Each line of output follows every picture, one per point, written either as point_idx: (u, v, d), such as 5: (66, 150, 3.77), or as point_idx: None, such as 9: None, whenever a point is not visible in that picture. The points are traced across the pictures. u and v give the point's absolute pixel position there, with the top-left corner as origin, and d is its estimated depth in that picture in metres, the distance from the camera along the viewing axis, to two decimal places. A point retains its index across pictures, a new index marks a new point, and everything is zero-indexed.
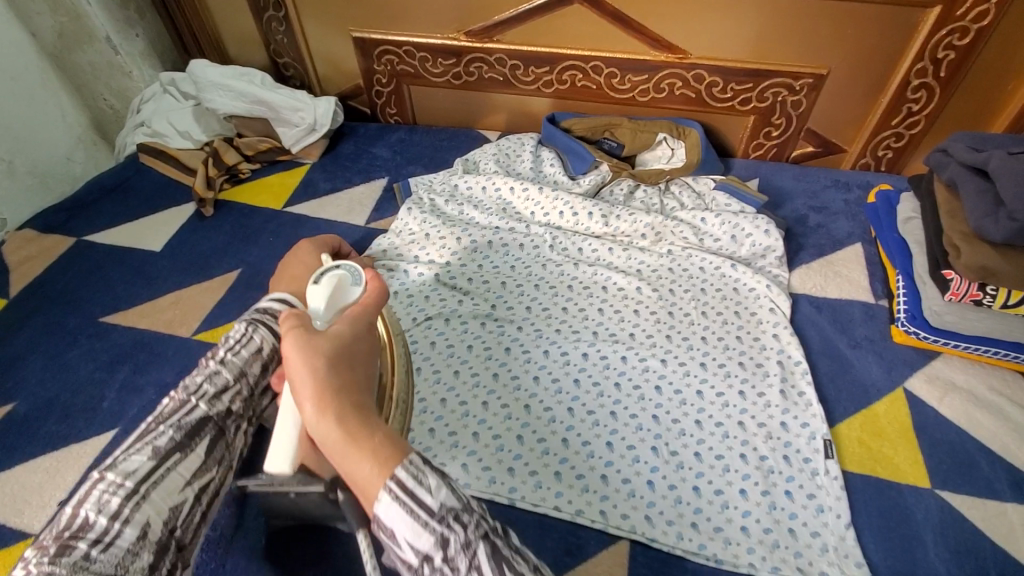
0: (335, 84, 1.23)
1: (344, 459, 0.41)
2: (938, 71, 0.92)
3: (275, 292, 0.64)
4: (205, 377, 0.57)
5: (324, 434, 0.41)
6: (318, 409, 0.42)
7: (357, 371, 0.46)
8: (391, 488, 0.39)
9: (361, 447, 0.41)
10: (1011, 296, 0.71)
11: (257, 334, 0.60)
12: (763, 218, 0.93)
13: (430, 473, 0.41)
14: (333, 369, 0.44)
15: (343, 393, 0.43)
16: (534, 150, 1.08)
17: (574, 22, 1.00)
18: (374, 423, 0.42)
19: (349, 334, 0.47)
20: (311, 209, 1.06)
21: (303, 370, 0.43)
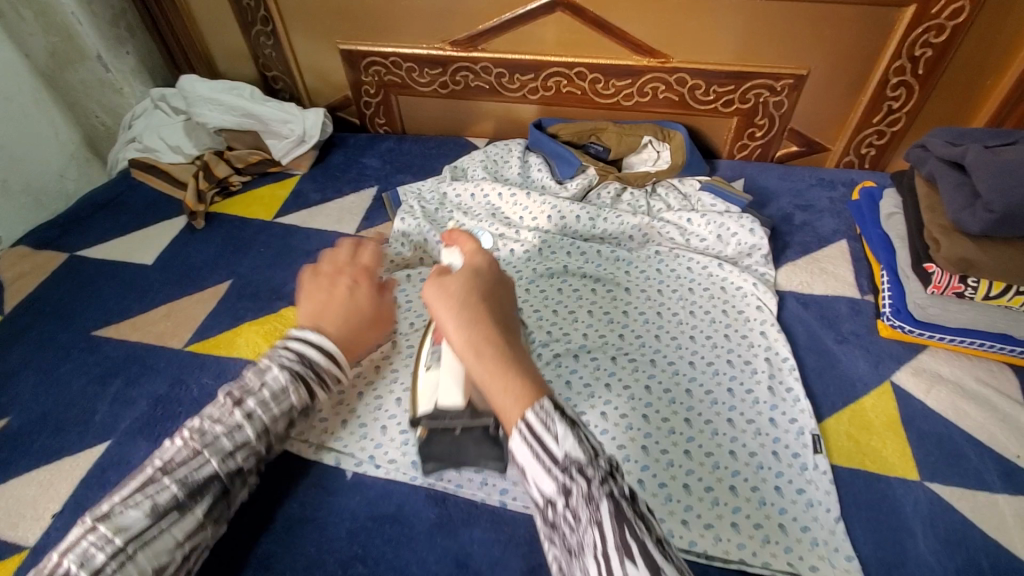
0: (324, 96, 1.25)
1: (496, 388, 0.43)
2: (916, 68, 0.94)
3: (321, 345, 0.63)
4: (227, 433, 0.57)
5: (475, 365, 0.45)
6: (470, 347, 0.45)
7: (499, 310, 0.49)
8: (523, 428, 0.41)
9: (508, 373, 0.43)
10: (992, 287, 0.72)
11: (294, 393, 0.61)
12: (748, 217, 0.94)
13: (558, 421, 0.41)
14: (475, 310, 0.48)
15: (489, 326, 0.46)
16: (522, 155, 1.09)
17: (557, 29, 1.02)
18: (520, 355, 0.45)
19: (480, 281, 0.51)
20: (301, 220, 1.07)
21: (450, 318, 0.47)
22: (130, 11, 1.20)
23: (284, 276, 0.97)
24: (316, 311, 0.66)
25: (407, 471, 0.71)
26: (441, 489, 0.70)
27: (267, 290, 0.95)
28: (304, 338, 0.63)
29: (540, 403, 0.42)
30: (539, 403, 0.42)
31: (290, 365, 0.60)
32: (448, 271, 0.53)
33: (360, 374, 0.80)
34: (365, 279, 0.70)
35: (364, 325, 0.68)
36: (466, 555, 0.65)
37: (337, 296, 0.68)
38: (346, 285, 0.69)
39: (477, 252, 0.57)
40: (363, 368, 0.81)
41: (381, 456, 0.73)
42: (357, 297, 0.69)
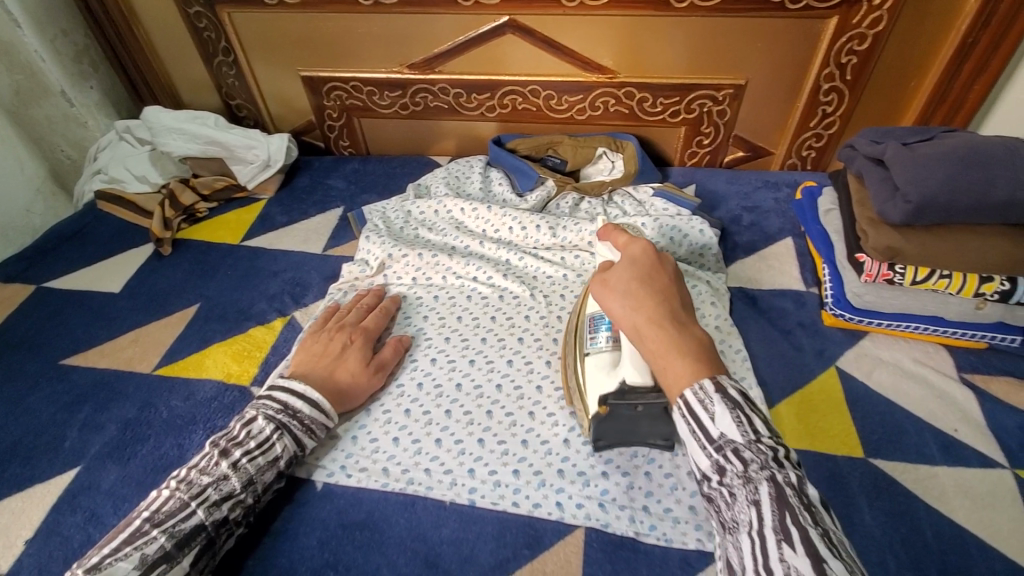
0: (289, 121, 1.28)
1: (663, 358, 0.57)
2: (844, 74, 1.01)
3: (300, 397, 0.72)
4: (213, 484, 0.64)
5: (647, 339, 0.58)
6: (647, 327, 0.58)
7: (664, 296, 0.61)
8: (684, 403, 0.54)
9: (672, 352, 0.56)
10: (918, 272, 0.77)
11: (278, 443, 0.68)
12: (698, 218, 0.99)
13: (715, 402, 0.52)
14: (643, 296, 0.60)
15: (655, 309, 0.59)
16: (483, 171, 1.14)
17: (508, 49, 1.07)
18: (686, 334, 0.58)
19: (640, 272, 0.63)
20: (268, 242, 1.09)
21: (619, 308, 0.61)
22: (94, 48, 1.24)
23: (252, 296, 0.99)
24: (306, 370, 0.76)
25: (378, 478, 0.73)
26: (411, 492, 0.72)
27: (235, 311, 0.96)
28: (286, 393, 0.72)
29: (700, 382, 0.54)
30: (698, 384, 0.54)
31: (272, 418, 0.69)
32: (610, 267, 0.66)
33: None
34: (359, 342, 0.81)
35: (350, 376, 0.77)
36: (435, 555, 0.66)
37: (328, 353, 0.79)
38: (341, 343, 0.80)
39: (632, 242, 0.68)
40: None
41: (352, 465, 0.74)
42: (347, 357, 0.79)
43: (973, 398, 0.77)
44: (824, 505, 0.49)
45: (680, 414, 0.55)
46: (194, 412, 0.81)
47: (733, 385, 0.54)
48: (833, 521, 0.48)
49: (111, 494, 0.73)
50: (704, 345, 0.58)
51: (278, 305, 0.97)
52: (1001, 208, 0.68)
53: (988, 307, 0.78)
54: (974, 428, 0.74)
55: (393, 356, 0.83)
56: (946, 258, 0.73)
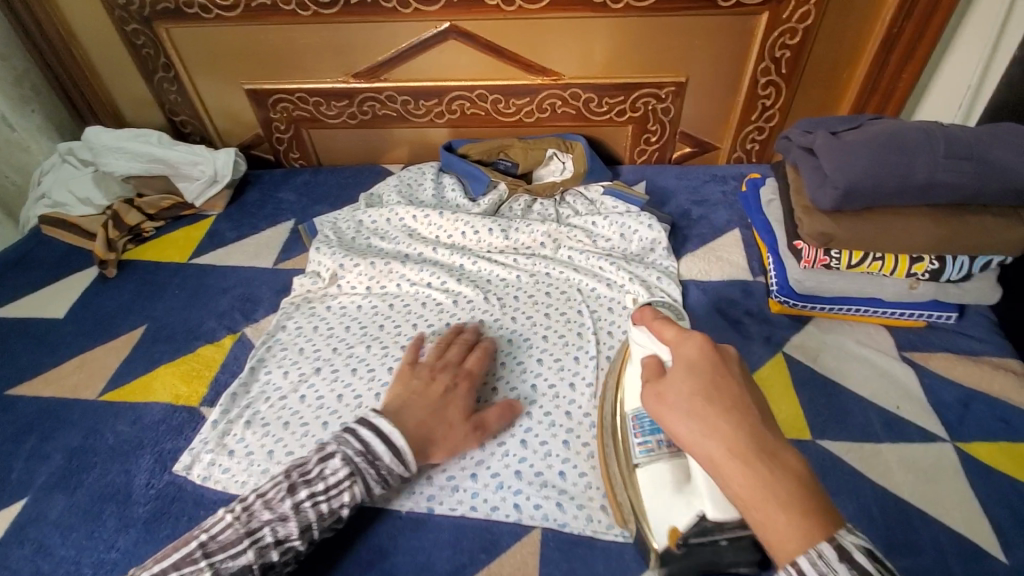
0: (236, 135, 1.26)
1: (759, 507, 0.40)
2: (780, 68, 1.03)
3: (383, 442, 0.65)
4: (271, 524, 0.60)
5: (730, 481, 0.42)
6: (737, 465, 0.42)
7: (749, 419, 0.44)
8: (796, 571, 0.38)
9: (770, 499, 0.40)
10: (852, 256, 0.80)
11: (347, 491, 0.63)
12: (647, 214, 1.01)
13: (842, 572, 0.37)
14: (714, 417, 0.44)
15: (735, 435, 0.43)
16: (435, 177, 1.13)
17: (451, 55, 1.07)
18: (790, 473, 0.41)
19: (705, 381, 0.46)
20: (217, 258, 1.07)
21: (682, 427, 0.45)
22: (34, 72, 1.20)
23: (202, 315, 0.97)
24: (402, 407, 0.70)
25: None
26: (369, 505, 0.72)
27: (184, 331, 0.95)
28: (372, 433, 0.65)
29: (816, 545, 0.38)
30: (814, 549, 0.38)
31: (349, 461, 0.63)
32: (662, 376, 0.50)
33: (284, 405, 0.82)
34: (463, 388, 0.74)
35: (445, 429, 0.70)
36: (392, 565, 0.67)
37: (433, 395, 0.72)
38: (446, 385, 0.74)
39: (684, 341, 0.52)
40: (289, 400, 0.82)
41: None
42: (449, 406, 0.72)
43: (913, 375, 0.80)
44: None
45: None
46: (142, 436, 0.80)
47: (856, 542, 0.39)
48: None
49: (58, 524, 0.72)
50: (809, 482, 0.41)
51: (229, 322, 0.95)
52: (921, 189, 0.71)
53: (920, 286, 0.81)
54: (915, 404, 0.77)
55: (498, 419, 0.74)
56: (876, 242, 0.76)
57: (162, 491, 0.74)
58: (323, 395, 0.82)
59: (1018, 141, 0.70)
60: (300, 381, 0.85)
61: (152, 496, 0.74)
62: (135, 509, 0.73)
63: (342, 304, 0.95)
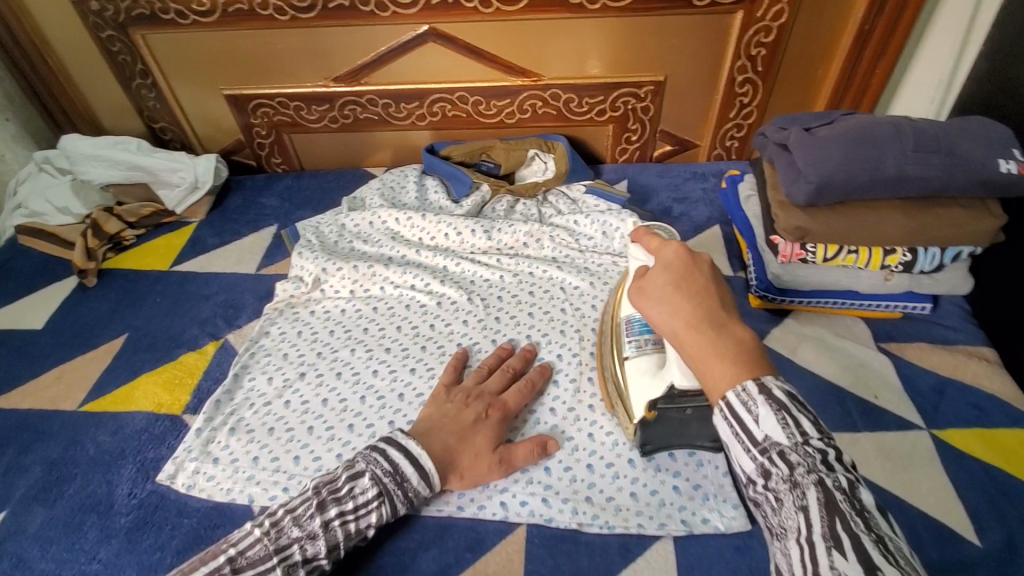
0: (217, 141, 1.25)
1: (704, 362, 0.46)
2: (756, 66, 1.05)
3: (412, 464, 0.65)
4: (301, 541, 0.60)
5: (687, 346, 0.48)
6: (689, 331, 0.48)
7: (707, 297, 0.49)
8: (725, 406, 0.44)
9: (712, 355, 0.46)
10: (828, 249, 0.81)
11: (375, 511, 0.63)
12: (627, 212, 1.02)
13: (760, 402, 0.42)
14: (679, 298, 0.49)
15: (694, 310, 0.48)
16: (418, 179, 1.13)
17: (431, 57, 1.07)
18: (733, 337, 0.47)
19: (676, 270, 0.52)
20: (198, 265, 1.07)
21: (653, 309, 0.51)
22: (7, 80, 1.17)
23: (184, 322, 0.97)
24: (432, 429, 0.69)
25: None
26: None
27: (166, 339, 0.94)
28: (401, 454, 0.65)
29: (743, 383, 0.43)
30: (740, 385, 0.43)
31: (379, 482, 0.63)
32: (643, 273, 0.55)
33: (268, 411, 0.82)
34: (495, 417, 0.72)
35: (472, 458, 0.69)
36: (377, 567, 0.67)
37: (461, 420, 0.71)
38: (474, 411, 0.72)
39: (665, 245, 0.56)
40: (274, 406, 0.82)
41: (294, 486, 0.73)
42: (479, 432, 0.70)
43: (890, 364, 0.81)
44: (882, 509, 0.39)
45: (719, 417, 0.45)
46: (123, 447, 0.80)
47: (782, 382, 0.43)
48: (898, 533, 0.38)
49: (39, 537, 0.71)
50: (751, 345, 0.46)
51: (211, 329, 0.95)
52: (892, 182, 0.72)
53: (895, 278, 0.82)
54: (892, 393, 0.78)
55: (527, 455, 0.71)
56: (849, 234, 0.77)
57: (145, 501, 0.74)
58: (308, 400, 0.83)
59: (985, 135, 0.72)
60: (284, 386, 0.85)
61: (134, 506, 0.73)
62: (117, 520, 0.72)
63: (326, 308, 0.95)
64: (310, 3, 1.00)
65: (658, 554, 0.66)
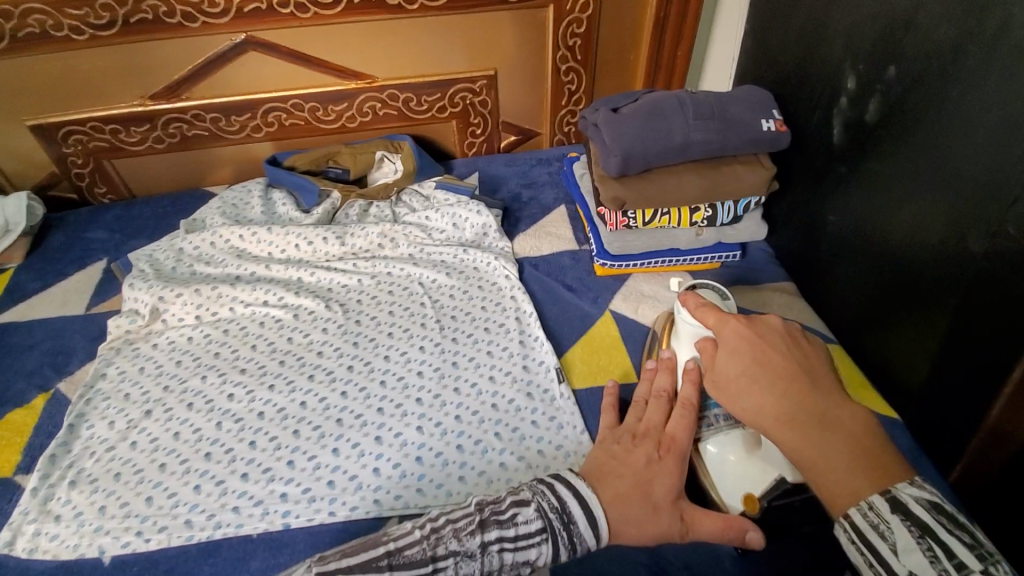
0: (29, 177, 1.13)
1: (813, 469, 0.50)
2: (576, 55, 1.13)
3: (582, 506, 0.58)
4: (456, 558, 0.53)
5: (787, 445, 0.52)
6: (788, 433, 0.52)
7: (792, 391, 0.54)
8: (850, 526, 0.47)
9: (822, 463, 0.50)
10: (645, 214, 0.90)
11: (535, 548, 0.56)
12: (475, 202, 1.06)
13: (891, 526, 0.45)
14: (762, 394, 0.54)
15: (785, 409, 0.53)
16: (263, 194, 1.10)
17: (256, 67, 1.04)
18: (837, 438, 0.50)
19: (750, 362, 0.56)
20: (17, 314, 0.96)
21: (741, 406, 0.55)
22: None
23: (3, 380, 0.86)
24: (602, 471, 0.62)
25: (181, 533, 0.69)
26: (219, 537, 0.69)
27: None
28: (569, 491, 0.59)
29: (868, 498, 0.47)
30: (868, 501, 0.47)
31: (545, 516, 0.57)
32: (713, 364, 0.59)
33: (112, 457, 0.76)
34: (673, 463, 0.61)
35: (648, 510, 0.58)
36: None
37: (637, 468, 0.61)
38: (647, 454, 0.62)
39: (723, 326, 0.60)
40: (118, 450, 0.77)
41: (150, 528, 0.69)
42: (654, 477, 0.60)
43: None
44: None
45: (845, 538, 0.47)
46: None
47: (921, 496, 0.46)
48: None
49: None
50: (862, 441, 0.50)
51: (38, 381, 0.86)
52: (682, 147, 0.82)
53: (705, 232, 0.94)
54: None
55: (711, 531, 0.58)
56: (659, 198, 0.86)
57: None
58: (157, 437, 0.78)
59: (752, 101, 0.85)
60: (128, 428, 0.79)
61: None
62: None
63: (173, 339, 0.90)
64: (109, 19, 0.94)
65: None
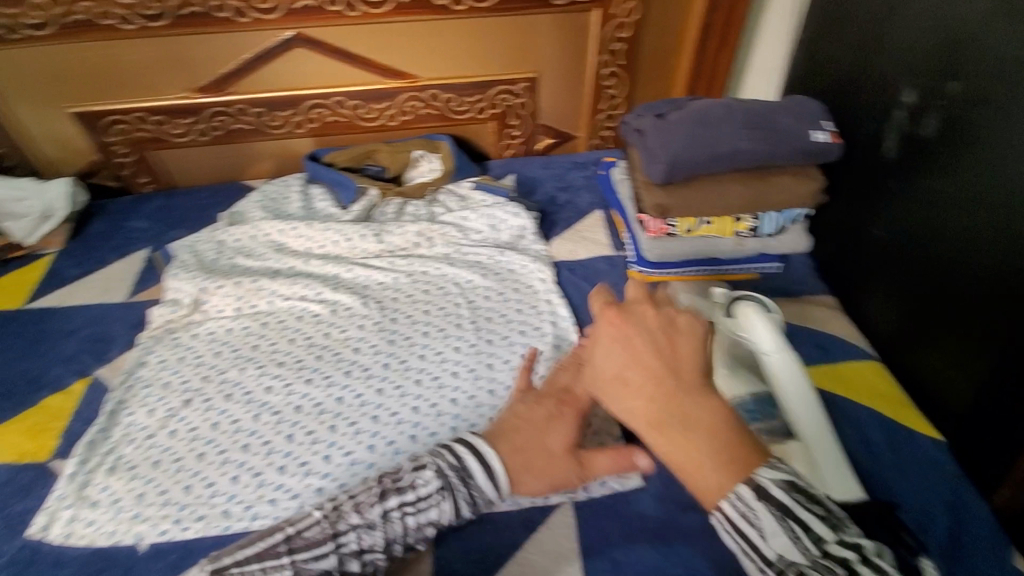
0: (70, 164, 1.14)
1: (691, 468, 0.44)
2: (618, 60, 1.13)
3: (480, 459, 0.56)
4: (358, 529, 0.54)
5: (659, 449, 0.44)
6: (655, 433, 0.44)
7: (665, 391, 0.44)
8: (723, 518, 0.43)
9: (695, 458, 0.43)
10: (687, 223, 0.90)
11: (436, 507, 0.55)
12: (514, 205, 1.07)
13: (761, 514, 0.42)
14: (636, 395, 0.45)
15: (654, 411, 0.44)
16: (302, 189, 1.11)
17: (301, 64, 1.05)
18: (710, 432, 0.44)
19: (632, 355, 0.46)
20: (59, 299, 0.98)
21: (618, 405, 0.46)
22: None
23: (45, 362, 0.88)
24: (500, 430, 0.58)
25: (217, 523, 0.69)
26: (254, 528, 0.69)
27: (24, 383, 0.85)
28: (467, 447, 0.56)
29: (736, 488, 0.43)
30: (734, 492, 0.43)
31: (444, 475, 0.55)
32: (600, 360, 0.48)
33: (152, 444, 0.77)
34: (574, 416, 0.58)
35: (544, 459, 0.57)
36: None
37: (536, 422, 0.58)
38: (547, 410, 0.59)
39: (607, 316, 0.49)
40: (157, 437, 0.77)
41: (187, 517, 0.70)
42: (552, 429, 0.58)
43: None
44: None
45: (721, 529, 0.44)
46: None
47: (778, 476, 0.43)
48: None
49: None
50: (724, 435, 0.44)
51: (79, 366, 0.87)
52: (730, 157, 0.81)
53: (747, 243, 0.91)
54: None
55: (609, 467, 0.57)
56: (703, 207, 0.85)
57: (14, 558, 0.67)
58: (196, 426, 0.78)
59: (801, 112, 0.84)
60: (168, 416, 0.80)
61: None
62: None
63: (212, 329, 0.91)
64: (160, 11, 0.95)
65: (560, 522, 0.69)
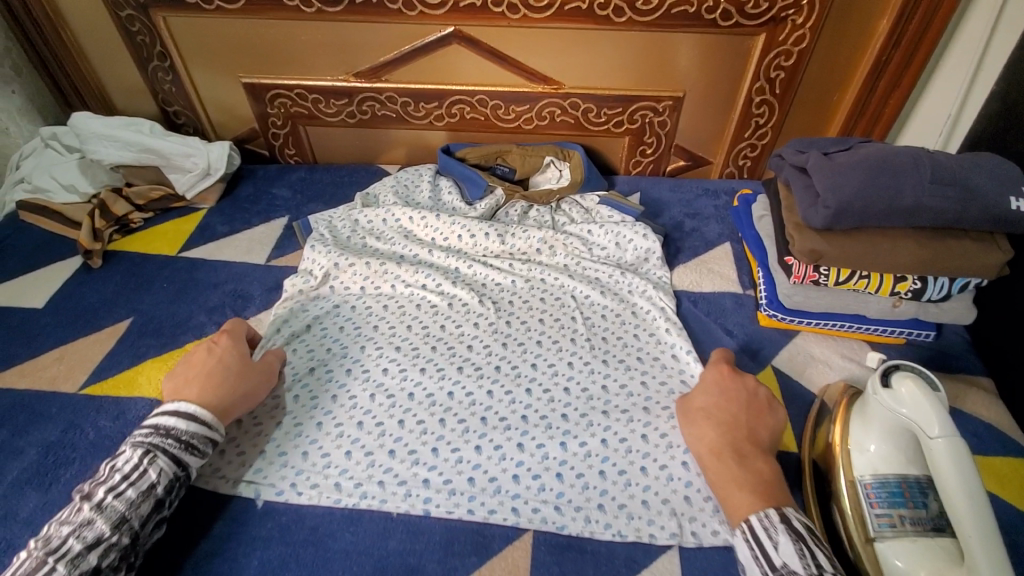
0: (231, 129, 1.24)
1: (728, 487, 0.62)
2: (774, 88, 1.07)
3: (173, 416, 0.67)
4: (75, 531, 0.57)
5: (710, 468, 0.65)
6: (712, 455, 0.65)
7: (735, 432, 0.66)
8: (746, 529, 0.59)
9: (733, 484, 0.62)
10: (840, 274, 0.82)
11: (150, 467, 0.62)
12: (642, 225, 1.03)
13: (780, 533, 0.57)
14: (706, 426, 0.68)
15: (717, 441, 0.66)
16: (432, 180, 1.13)
17: (453, 60, 1.08)
18: (750, 471, 0.63)
19: (718, 400, 0.71)
20: (207, 252, 1.06)
21: (685, 425, 0.71)
22: (19, 51, 1.14)
23: (191, 309, 0.95)
24: (179, 382, 0.72)
25: (330, 493, 0.72)
26: (362, 506, 0.71)
27: (171, 325, 0.93)
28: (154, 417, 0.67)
29: (766, 512, 0.59)
30: (763, 512, 0.59)
31: (141, 442, 0.64)
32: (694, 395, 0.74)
33: (276, 403, 0.81)
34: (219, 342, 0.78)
35: (233, 378, 0.74)
36: (385, 563, 0.66)
37: (196, 360, 0.74)
38: (205, 346, 0.76)
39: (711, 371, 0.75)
40: (281, 399, 0.81)
41: (302, 482, 0.73)
42: (212, 356, 0.75)
43: None
44: None
45: (743, 541, 0.59)
46: (124, 433, 0.78)
47: (800, 517, 0.59)
48: None
49: (30, 523, 0.69)
50: (767, 477, 0.62)
51: (218, 318, 0.94)
52: (910, 211, 0.74)
53: (903, 304, 0.83)
54: None
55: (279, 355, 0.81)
56: (868, 259, 0.78)
57: None
58: (316, 395, 0.82)
59: (996, 172, 0.74)
60: (293, 380, 0.84)
61: None
62: None
63: (337, 304, 0.95)
64: None
65: (665, 566, 0.66)
